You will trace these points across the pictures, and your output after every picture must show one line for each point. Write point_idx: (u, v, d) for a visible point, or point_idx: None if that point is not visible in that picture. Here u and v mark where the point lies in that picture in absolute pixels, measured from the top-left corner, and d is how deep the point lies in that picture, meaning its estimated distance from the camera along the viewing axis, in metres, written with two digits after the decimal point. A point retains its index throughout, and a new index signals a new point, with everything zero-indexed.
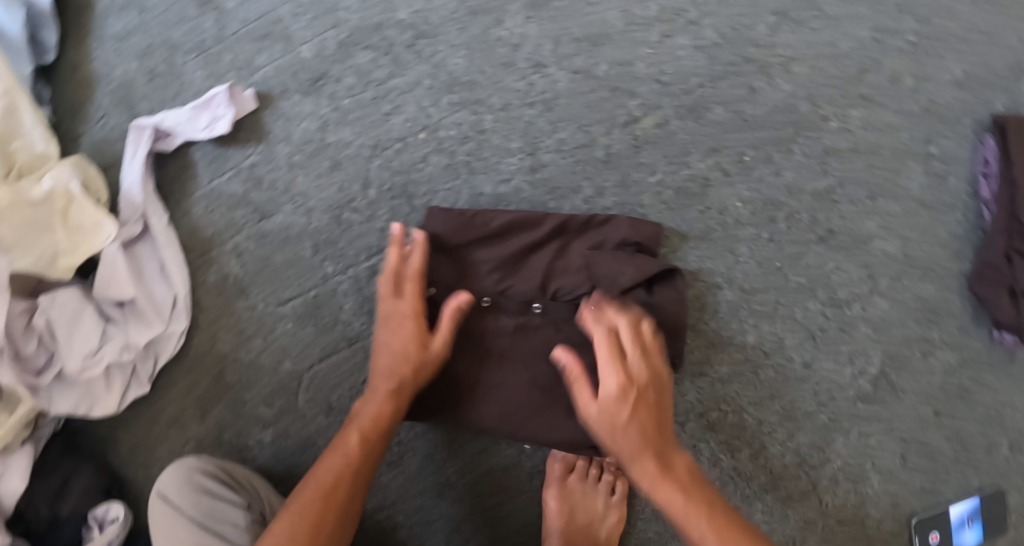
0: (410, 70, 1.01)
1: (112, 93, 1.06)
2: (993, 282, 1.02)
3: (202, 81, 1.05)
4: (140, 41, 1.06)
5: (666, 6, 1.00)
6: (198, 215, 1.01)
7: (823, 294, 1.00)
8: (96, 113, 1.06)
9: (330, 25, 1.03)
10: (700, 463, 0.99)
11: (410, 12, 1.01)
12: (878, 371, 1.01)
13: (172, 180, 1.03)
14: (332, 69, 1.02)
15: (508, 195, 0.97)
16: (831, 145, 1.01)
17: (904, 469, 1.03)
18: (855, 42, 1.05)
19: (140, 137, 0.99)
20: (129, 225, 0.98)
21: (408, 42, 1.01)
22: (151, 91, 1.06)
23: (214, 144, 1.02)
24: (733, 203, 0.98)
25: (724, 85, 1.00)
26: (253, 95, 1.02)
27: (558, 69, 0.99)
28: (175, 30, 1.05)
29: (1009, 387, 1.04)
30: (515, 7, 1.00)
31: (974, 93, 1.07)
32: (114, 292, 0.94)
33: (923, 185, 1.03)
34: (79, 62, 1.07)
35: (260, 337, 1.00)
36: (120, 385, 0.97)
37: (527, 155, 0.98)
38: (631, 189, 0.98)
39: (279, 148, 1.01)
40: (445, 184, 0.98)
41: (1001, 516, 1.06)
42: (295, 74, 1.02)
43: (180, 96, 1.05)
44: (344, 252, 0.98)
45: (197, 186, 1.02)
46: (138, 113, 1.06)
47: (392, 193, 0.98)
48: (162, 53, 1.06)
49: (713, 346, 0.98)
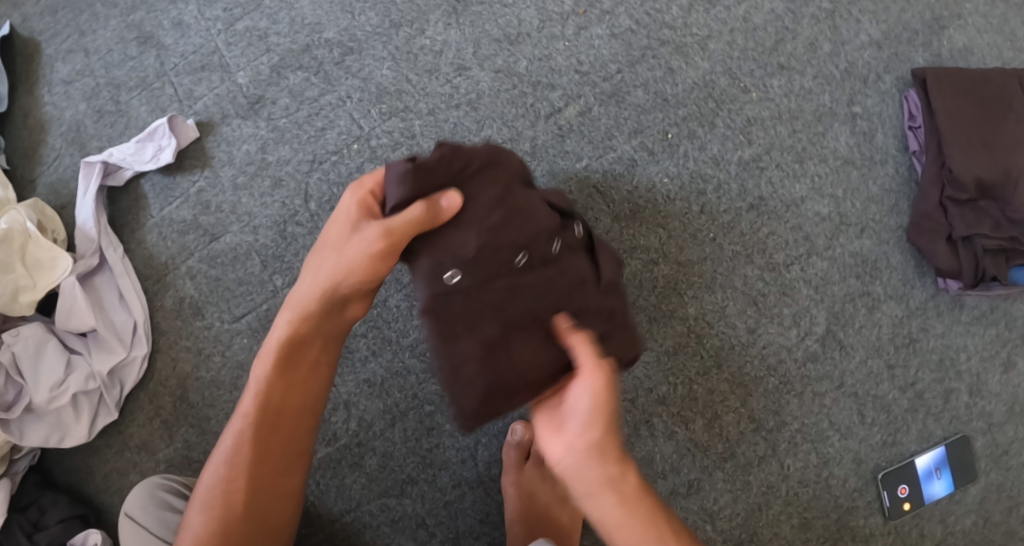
0: (344, 85, 1.04)
1: (64, 134, 1.14)
2: (931, 231, 1.03)
3: (147, 115, 1.12)
4: (87, 83, 1.15)
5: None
6: (153, 242, 1.07)
7: (761, 260, 1.02)
8: (49, 153, 1.14)
9: (264, 51, 1.08)
10: (656, 437, 0.98)
11: (338, 31, 1.07)
12: (823, 329, 1.02)
13: (125, 211, 1.09)
14: (267, 92, 1.07)
15: None
16: (753, 115, 1.05)
17: (862, 425, 1.02)
18: (767, 15, 1.08)
19: (90, 173, 1.05)
20: (85, 259, 1.04)
21: (337, 59, 1.06)
22: (99, 129, 1.14)
23: (162, 174, 1.08)
24: (660, 179, 1.01)
25: (642, 69, 1.04)
26: (195, 123, 1.07)
27: (480, 70, 1.03)
28: (119, 67, 1.15)
29: (958, 334, 1.05)
30: (436, 16, 1.06)
31: (892, 52, 1.10)
32: (75, 323, 0.99)
33: (849, 144, 1.07)
34: (30, 109, 1.16)
35: (218, 355, 1.04)
36: (88, 413, 1.02)
37: None
38: (558, 177, 1.01)
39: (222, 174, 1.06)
40: None
41: (970, 463, 1.03)
42: (233, 101, 1.08)
43: (127, 131, 1.12)
44: (291, 265, 1.02)
45: (150, 215, 1.08)
46: (89, 150, 1.13)
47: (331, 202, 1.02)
48: (108, 91, 1.14)
49: (656, 321, 1.00)
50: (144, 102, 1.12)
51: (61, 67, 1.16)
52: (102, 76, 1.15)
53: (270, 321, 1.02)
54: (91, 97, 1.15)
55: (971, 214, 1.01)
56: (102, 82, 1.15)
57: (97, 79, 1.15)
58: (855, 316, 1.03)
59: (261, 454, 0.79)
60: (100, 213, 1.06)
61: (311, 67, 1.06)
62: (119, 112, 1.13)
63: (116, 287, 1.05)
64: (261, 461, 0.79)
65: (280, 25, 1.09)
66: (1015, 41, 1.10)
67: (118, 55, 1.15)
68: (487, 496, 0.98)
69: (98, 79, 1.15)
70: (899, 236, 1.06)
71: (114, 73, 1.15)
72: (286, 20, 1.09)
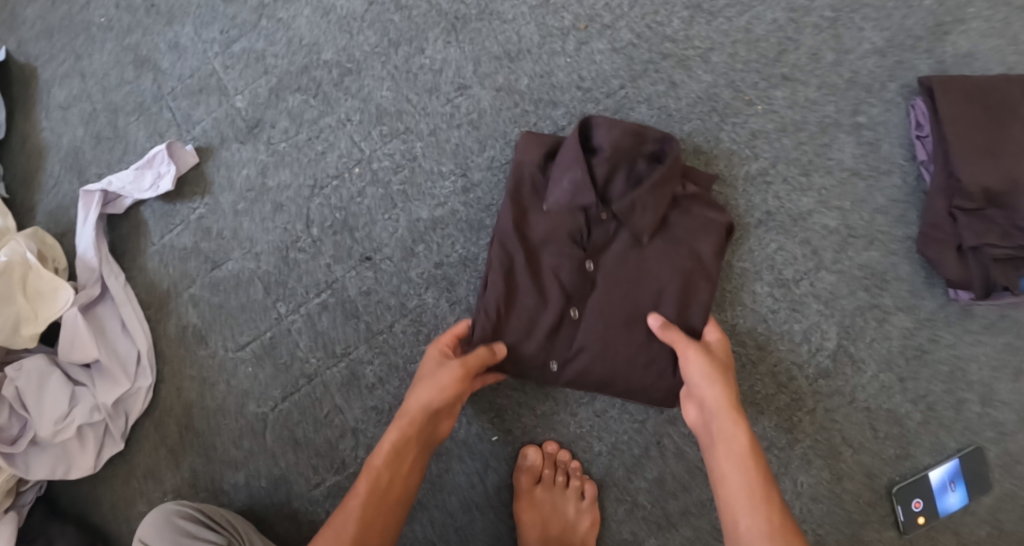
0: (344, 106, 1.03)
1: (62, 160, 1.13)
2: (939, 242, 1.02)
3: (145, 140, 1.10)
4: (85, 108, 1.14)
5: (578, 15, 1.05)
6: (154, 269, 1.06)
7: (770, 276, 1.01)
8: (48, 180, 1.13)
9: (262, 73, 1.07)
10: (667, 458, 0.96)
11: (335, 52, 1.06)
12: (835, 345, 1.01)
13: (125, 238, 1.08)
14: (266, 115, 1.05)
15: (445, 217, 0.99)
16: (757, 128, 1.05)
17: (875, 439, 1.02)
18: (770, 25, 1.07)
19: (89, 202, 1.04)
20: (88, 288, 1.03)
21: (336, 80, 1.04)
22: (97, 154, 1.12)
23: (162, 200, 1.07)
24: None
25: (644, 83, 1.04)
26: (193, 148, 1.06)
27: (480, 89, 1.02)
28: (115, 91, 1.13)
29: (969, 343, 1.04)
30: (434, 34, 1.05)
31: (896, 59, 1.09)
32: (78, 354, 0.99)
33: (855, 155, 1.06)
34: (28, 134, 1.15)
35: (222, 383, 1.03)
36: (94, 444, 1.01)
37: (459, 176, 1.00)
38: None
39: (222, 198, 1.05)
40: (383, 215, 1.00)
41: (985, 475, 1.02)
42: (232, 124, 1.06)
43: (125, 156, 1.11)
44: (294, 291, 1.01)
45: (150, 241, 1.07)
46: (88, 177, 1.12)
47: (334, 225, 1.01)
48: (105, 116, 1.13)
49: None
50: (141, 126, 1.11)
51: (58, 91, 1.15)
52: (100, 101, 1.14)
53: (274, 347, 1.01)
54: (89, 122, 1.13)
55: (980, 223, 0.99)
56: (100, 106, 1.13)
57: (94, 104, 1.14)
58: (865, 331, 1.02)
59: (371, 508, 0.82)
60: (100, 241, 1.05)
61: (310, 89, 1.05)
62: (117, 136, 1.12)
63: (118, 315, 1.04)
64: (371, 516, 0.82)
65: (277, 47, 1.08)
66: (1019, 44, 1.09)
67: (115, 78, 1.14)
68: (499, 520, 0.97)
69: (95, 104, 1.14)
70: (907, 246, 1.05)
71: (111, 97, 1.13)
72: (283, 41, 1.08)
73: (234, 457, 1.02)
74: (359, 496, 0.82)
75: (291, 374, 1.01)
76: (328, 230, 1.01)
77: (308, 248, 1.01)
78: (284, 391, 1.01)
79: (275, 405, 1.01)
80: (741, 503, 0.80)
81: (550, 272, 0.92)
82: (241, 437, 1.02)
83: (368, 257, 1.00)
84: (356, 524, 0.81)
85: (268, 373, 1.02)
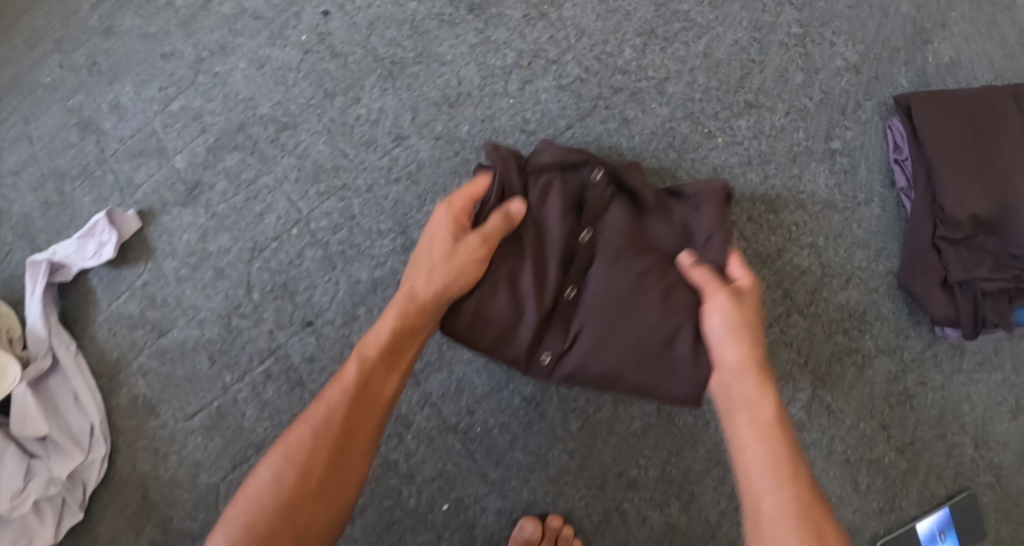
0: (284, 163, 0.99)
1: (13, 229, 1.11)
2: (924, 276, 0.93)
3: (91, 205, 1.09)
4: (34, 172, 1.12)
5: (521, 50, 0.99)
6: (104, 338, 1.04)
7: (738, 322, 0.95)
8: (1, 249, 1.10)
9: (201, 131, 1.04)
10: (627, 523, 0.91)
11: (271, 105, 1.02)
12: (809, 394, 0.94)
13: (75, 308, 1.06)
14: (205, 176, 1.02)
15: (385, 278, 0.95)
16: (719, 162, 0.97)
17: (857, 492, 0.95)
18: (731, 48, 0.99)
19: (36, 273, 1.02)
20: (38, 360, 1.01)
21: (272, 136, 1.00)
22: (46, 221, 1.10)
23: (109, 268, 1.05)
24: None
25: (594, 121, 0.97)
26: (136, 213, 1.04)
27: (419, 139, 0.97)
28: (64, 155, 1.11)
29: (960, 382, 0.96)
30: (371, 81, 0.99)
31: (872, 74, 1.00)
32: (30, 430, 0.97)
33: (829, 185, 0.98)
34: None
35: (175, 453, 1.01)
36: (52, 517, 0.99)
37: (398, 234, 0.95)
38: None
39: (166, 264, 1.02)
40: (323, 278, 0.96)
41: (982, 526, 0.94)
42: (173, 186, 1.04)
43: (74, 221, 1.09)
44: (238, 359, 0.98)
45: (99, 309, 1.05)
46: (38, 244, 1.10)
47: (275, 291, 0.97)
48: (53, 182, 1.11)
49: (622, 401, 0.92)
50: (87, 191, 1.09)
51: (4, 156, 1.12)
52: (47, 166, 1.11)
53: (222, 417, 0.99)
54: (37, 188, 1.11)
55: (969, 255, 0.91)
56: (47, 170, 1.11)
57: (42, 169, 1.11)
58: (842, 376, 0.95)
59: (344, 417, 0.73)
60: (50, 312, 1.03)
61: (249, 147, 1.01)
62: (65, 201, 1.10)
63: (71, 387, 1.02)
64: (348, 423, 0.73)
65: (214, 103, 1.04)
66: (1008, 50, 1.00)
67: (62, 141, 1.12)
68: None
69: (42, 168, 1.11)
70: (888, 282, 0.97)
71: (57, 161, 1.11)
72: (220, 98, 1.04)
73: (189, 527, 1.00)
74: (336, 409, 0.74)
75: (239, 443, 0.98)
76: (268, 296, 0.97)
77: (249, 316, 0.98)
78: (233, 461, 0.99)
79: (226, 476, 0.99)
80: (768, 493, 0.66)
81: (527, 266, 0.81)
82: (195, 508, 1.00)
83: (310, 323, 0.96)
84: (337, 415, 0.73)
85: (218, 443, 0.99)
